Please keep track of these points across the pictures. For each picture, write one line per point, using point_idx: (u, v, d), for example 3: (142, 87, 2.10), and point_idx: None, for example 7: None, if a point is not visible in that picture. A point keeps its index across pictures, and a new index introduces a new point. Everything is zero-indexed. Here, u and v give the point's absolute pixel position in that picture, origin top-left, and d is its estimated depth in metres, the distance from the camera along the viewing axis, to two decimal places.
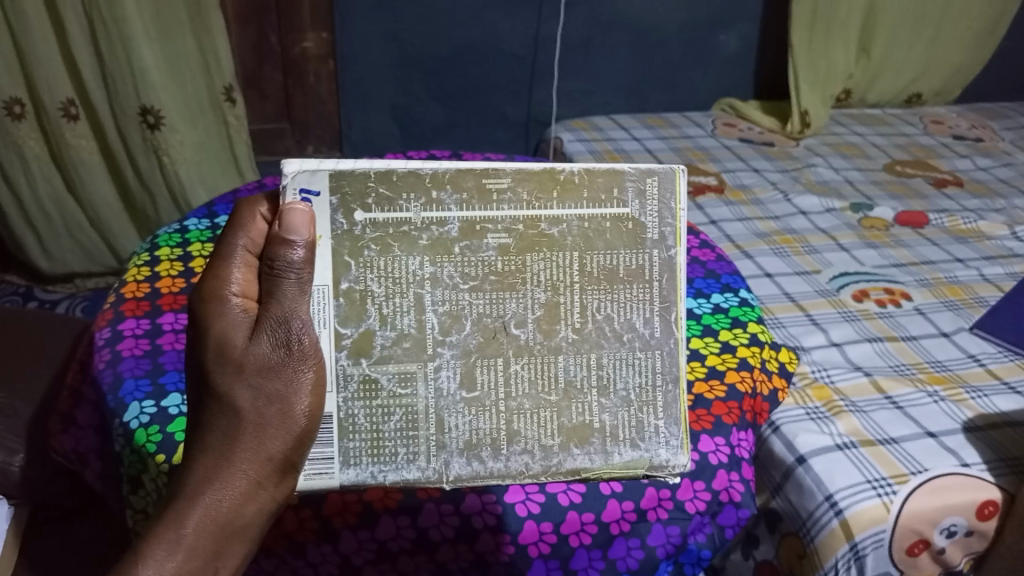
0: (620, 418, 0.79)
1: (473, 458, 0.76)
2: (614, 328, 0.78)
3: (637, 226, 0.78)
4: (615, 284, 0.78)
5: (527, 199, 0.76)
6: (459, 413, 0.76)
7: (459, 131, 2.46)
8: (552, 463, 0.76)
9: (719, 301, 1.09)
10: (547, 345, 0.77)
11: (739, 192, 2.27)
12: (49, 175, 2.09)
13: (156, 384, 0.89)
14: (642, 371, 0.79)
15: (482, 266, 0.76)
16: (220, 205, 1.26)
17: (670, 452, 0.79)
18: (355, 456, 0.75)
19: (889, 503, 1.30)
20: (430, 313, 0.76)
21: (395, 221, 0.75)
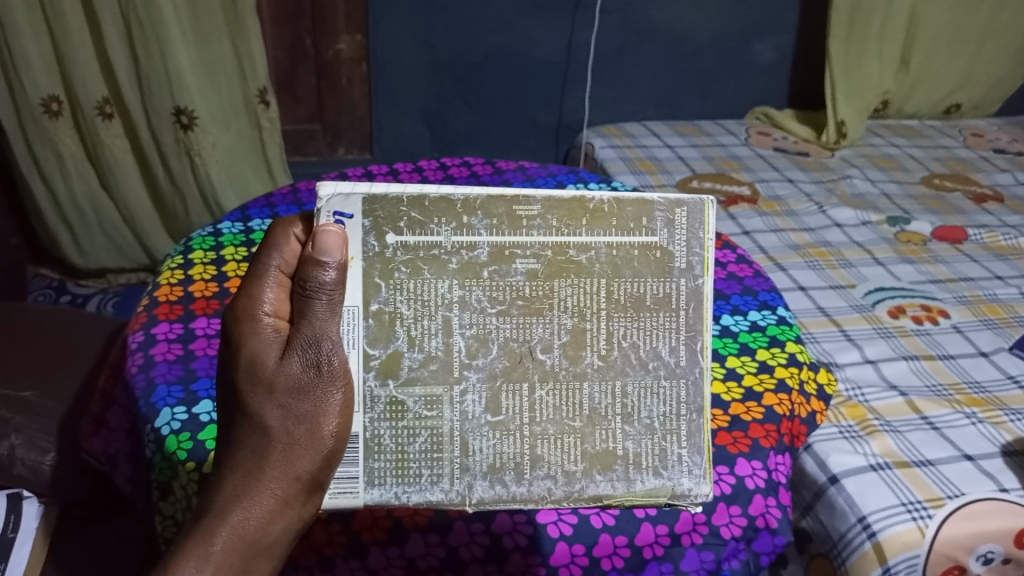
0: (644, 445, 0.77)
1: (496, 482, 0.75)
2: (640, 356, 0.76)
3: (665, 255, 0.76)
4: (641, 312, 0.76)
5: (556, 225, 0.75)
6: (484, 437, 0.75)
7: (490, 136, 2.45)
8: (574, 489, 0.75)
9: (756, 319, 1.05)
10: (572, 371, 0.75)
11: (773, 203, 2.24)
12: (83, 172, 2.11)
13: (188, 391, 0.89)
14: (667, 401, 0.77)
15: (510, 290, 0.75)
16: (254, 209, 1.24)
17: (693, 481, 0.77)
18: (379, 476, 0.74)
19: (924, 528, 1.27)
20: (457, 336, 0.74)
21: (425, 244, 0.74)
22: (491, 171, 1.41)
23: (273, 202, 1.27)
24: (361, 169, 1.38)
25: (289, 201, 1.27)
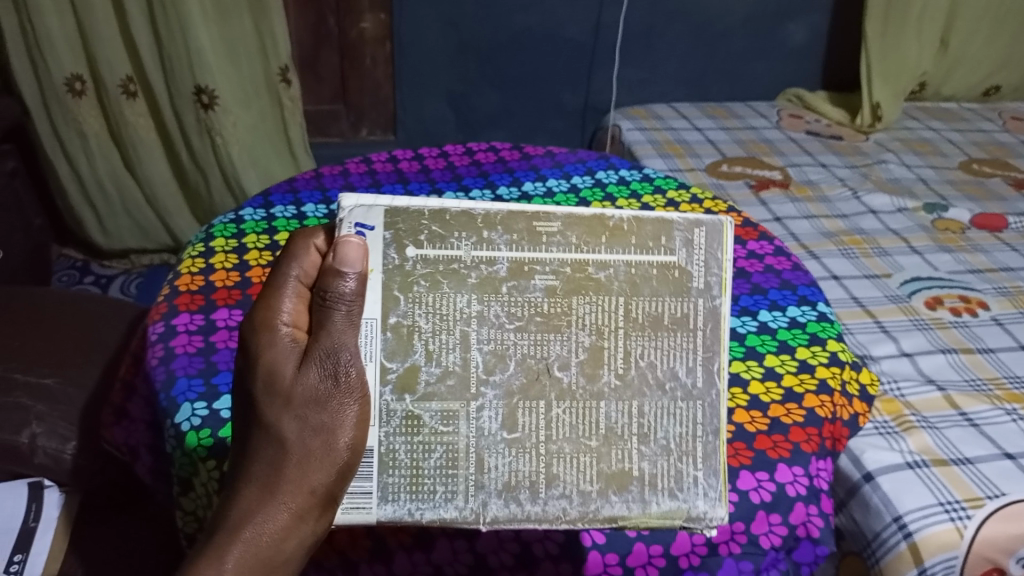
0: (660, 466, 0.73)
1: (511, 500, 0.71)
2: (657, 376, 0.73)
3: (683, 275, 0.73)
4: (659, 331, 0.73)
5: (576, 242, 0.72)
6: (500, 454, 0.71)
7: (515, 118, 2.40)
8: (589, 510, 0.72)
9: (795, 314, 1.01)
10: (589, 389, 0.72)
11: (805, 188, 2.18)
12: (107, 152, 2.10)
13: (209, 385, 0.86)
14: (682, 422, 0.73)
15: (528, 306, 0.72)
16: (276, 194, 1.21)
17: (708, 503, 0.74)
18: (394, 491, 0.71)
19: (962, 529, 1.22)
20: (476, 351, 0.71)
21: (446, 258, 0.71)
22: (518, 156, 1.37)
23: (297, 186, 1.24)
24: (385, 153, 1.35)
25: (313, 185, 1.24)
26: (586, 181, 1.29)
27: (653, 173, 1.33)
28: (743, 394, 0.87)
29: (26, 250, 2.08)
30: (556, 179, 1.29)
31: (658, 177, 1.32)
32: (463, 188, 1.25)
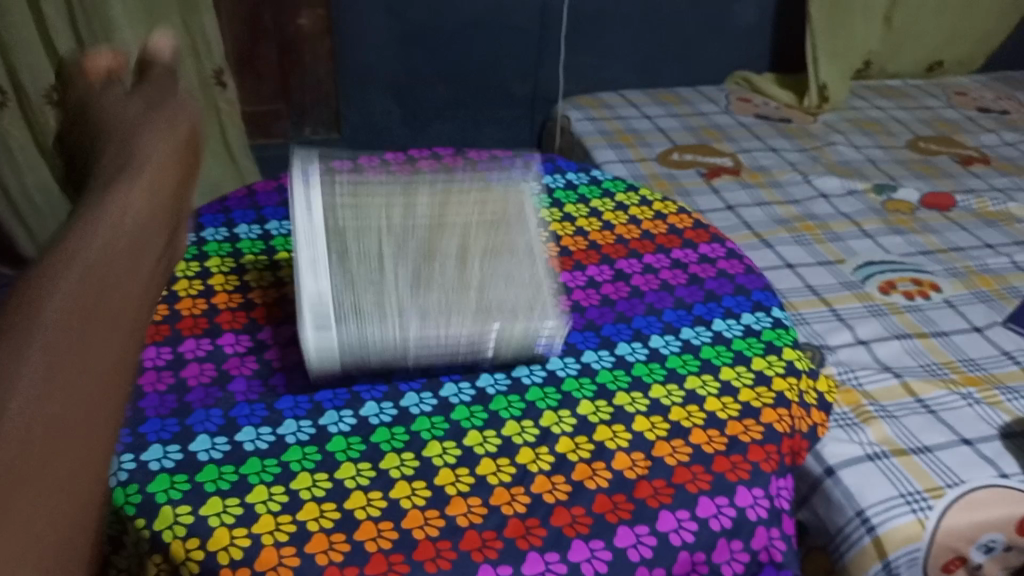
0: (508, 303, 0.88)
1: (425, 321, 0.84)
2: (501, 256, 0.94)
3: (506, 208, 1.01)
4: (500, 250, 0.95)
5: (445, 203, 1.01)
6: (413, 299, 0.86)
7: (462, 110, 2.34)
8: (479, 316, 0.86)
9: (749, 321, 0.98)
10: (465, 273, 0.91)
11: (756, 173, 2.17)
12: (35, 164, 1.96)
13: (137, 434, 0.80)
14: (506, 269, 0.91)
15: (422, 240, 0.95)
16: (207, 215, 1.14)
17: (551, 322, 0.88)
18: (343, 316, 0.82)
19: (924, 520, 1.22)
20: (392, 260, 0.91)
21: (366, 219, 0.96)
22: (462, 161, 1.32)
23: (228, 207, 1.16)
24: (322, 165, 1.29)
25: (246, 203, 1.18)
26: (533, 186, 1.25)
27: (602, 175, 1.29)
28: (698, 412, 0.84)
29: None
30: None
31: (607, 178, 1.28)
32: None
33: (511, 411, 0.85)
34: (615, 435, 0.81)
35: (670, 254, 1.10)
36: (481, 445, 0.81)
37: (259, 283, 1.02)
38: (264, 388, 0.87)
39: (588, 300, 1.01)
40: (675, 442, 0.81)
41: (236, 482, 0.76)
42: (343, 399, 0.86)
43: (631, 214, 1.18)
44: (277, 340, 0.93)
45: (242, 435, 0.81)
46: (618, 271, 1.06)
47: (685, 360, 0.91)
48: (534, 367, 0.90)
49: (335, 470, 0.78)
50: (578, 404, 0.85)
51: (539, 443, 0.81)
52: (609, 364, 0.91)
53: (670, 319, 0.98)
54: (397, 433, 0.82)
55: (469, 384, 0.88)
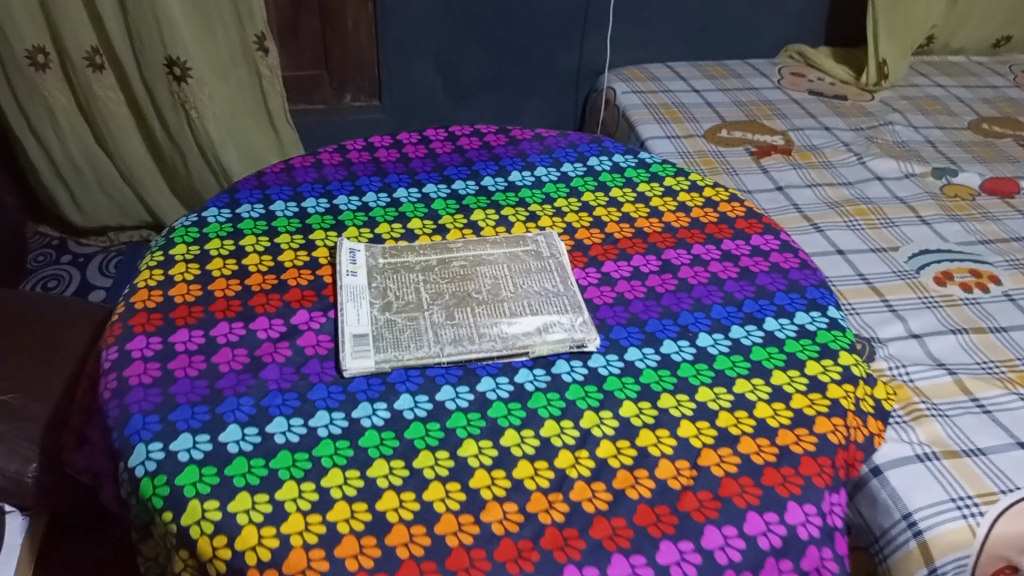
0: (545, 320, 0.91)
1: (459, 343, 0.88)
2: (533, 287, 0.95)
3: (536, 248, 1.01)
4: (529, 275, 0.97)
5: (480, 241, 1.02)
6: (447, 327, 0.90)
7: (504, 80, 2.27)
8: (511, 340, 0.88)
9: (804, 321, 0.93)
10: (493, 299, 0.93)
11: (808, 153, 2.08)
12: (77, 129, 1.95)
13: (167, 422, 0.79)
14: (545, 293, 0.94)
15: (452, 274, 0.97)
16: (242, 192, 1.11)
17: (583, 332, 0.89)
18: (382, 346, 0.87)
19: (975, 526, 1.10)
20: (425, 293, 0.94)
21: (401, 262, 0.99)
22: (505, 141, 1.27)
23: (265, 182, 1.14)
24: (361, 141, 1.26)
25: (282, 180, 1.15)
26: (578, 169, 1.20)
27: (650, 158, 1.23)
28: (748, 418, 0.80)
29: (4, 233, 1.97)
30: (546, 167, 1.21)
31: (656, 162, 1.23)
32: (446, 179, 1.17)
33: (550, 411, 0.81)
34: (658, 442, 0.78)
35: (720, 245, 1.04)
36: (518, 446, 0.78)
37: (294, 265, 0.98)
38: (296, 377, 0.84)
39: (634, 292, 0.96)
40: (723, 451, 0.77)
41: (268, 476, 0.74)
42: (377, 392, 0.83)
43: (679, 201, 1.13)
44: (311, 326, 0.90)
45: (272, 427, 0.79)
46: (665, 262, 1.01)
47: (734, 360, 0.87)
48: (575, 364, 0.87)
49: (368, 467, 0.75)
50: (620, 405, 0.82)
51: (579, 447, 0.77)
52: (655, 363, 0.87)
53: (719, 316, 0.93)
54: (432, 429, 0.79)
55: (507, 380, 0.85)
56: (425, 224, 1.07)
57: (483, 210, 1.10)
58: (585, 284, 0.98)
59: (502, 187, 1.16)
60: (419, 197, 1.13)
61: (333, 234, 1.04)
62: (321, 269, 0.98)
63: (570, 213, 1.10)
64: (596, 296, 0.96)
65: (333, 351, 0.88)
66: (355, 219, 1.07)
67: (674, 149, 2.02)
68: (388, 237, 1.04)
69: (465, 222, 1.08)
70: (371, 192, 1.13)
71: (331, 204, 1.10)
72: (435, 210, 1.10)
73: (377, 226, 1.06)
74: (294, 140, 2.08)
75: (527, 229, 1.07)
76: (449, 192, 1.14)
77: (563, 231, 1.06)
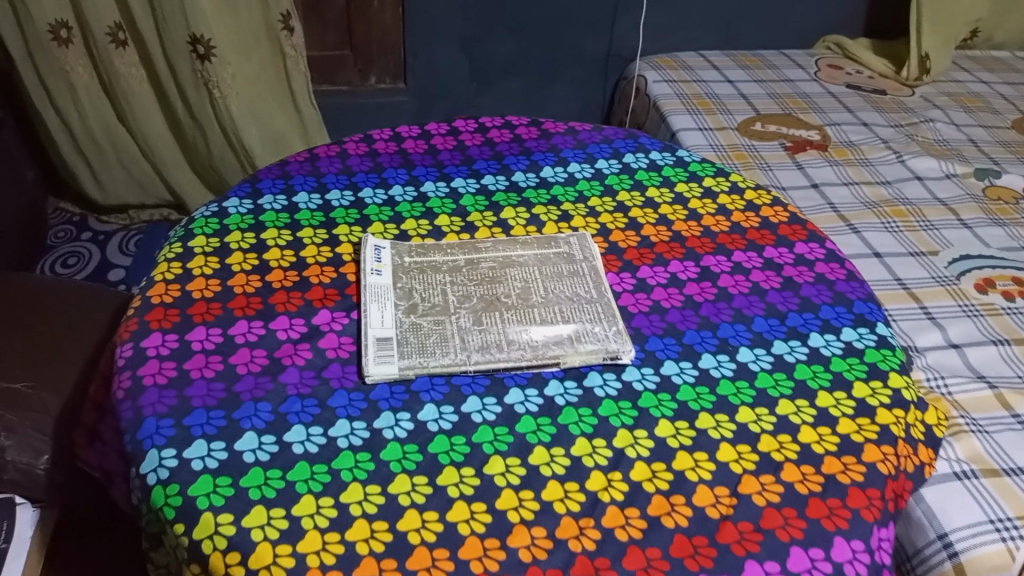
0: (578, 329, 0.86)
1: (487, 351, 0.83)
2: (566, 292, 0.91)
3: (569, 250, 0.97)
4: (562, 279, 0.93)
5: (511, 242, 0.98)
6: (475, 333, 0.85)
7: (531, 66, 2.18)
8: (541, 350, 0.83)
9: (851, 337, 0.88)
10: (524, 303, 0.89)
11: (844, 149, 2.00)
12: (98, 104, 1.91)
13: (181, 427, 0.75)
14: (579, 300, 0.90)
15: (481, 275, 0.93)
16: (265, 181, 1.08)
17: (618, 343, 0.85)
18: (407, 351, 0.83)
19: (1015, 550, 1.01)
20: (452, 295, 0.90)
21: (428, 261, 0.95)
22: (537, 134, 1.23)
23: (288, 172, 1.10)
24: (388, 130, 1.21)
25: (306, 169, 1.10)
26: (612, 166, 1.16)
27: (688, 157, 1.18)
28: (792, 443, 0.76)
29: (21, 206, 1.92)
30: (579, 163, 1.16)
31: (694, 161, 1.18)
32: (474, 173, 1.12)
33: (582, 427, 0.77)
34: (697, 466, 0.74)
35: (762, 252, 0.99)
36: (548, 465, 0.74)
37: (316, 261, 0.95)
38: (316, 382, 0.80)
39: (671, 301, 0.92)
40: (765, 478, 0.73)
41: (284, 489, 0.70)
42: (400, 400, 0.79)
43: (718, 204, 1.08)
44: (333, 327, 0.86)
45: (290, 435, 0.75)
46: (704, 269, 0.96)
47: (776, 378, 0.82)
48: (609, 377, 0.82)
49: (390, 483, 0.71)
50: (656, 424, 0.78)
51: (612, 468, 0.73)
52: (693, 378, 0.82)
53: (761, 329, 0.88)
54: (457, 442, 0.75)
55: (537, 392, 0.81)
56: (453, 221, 1.03)
57: (513, 207, 1.06)
58: (619, 290, 0.93)
59: (533, 184, 1.11)
60: (446, 191, 1.08)
61: (357, 230, 1.00)
62: (345, 266, 0.94)
63: (604, 213, 1.05)
64: (631, 304, 0.91)
65: (355, 355, 0.84)
66: (380, 214, 1.03)
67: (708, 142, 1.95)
68: (415, 234, 1.00)
69: (494, 219, 1.03)
70: (397, 185, 1.09)
71: (355, 197, 1.06)
72: (463, 206, 1.06)
73: (402, 221, 1.02)
74: (318, 122, 2.03)
75: (559, 229, 1.02)
76: (477, 187, 1.09)
77: (597, 232, 1.02)
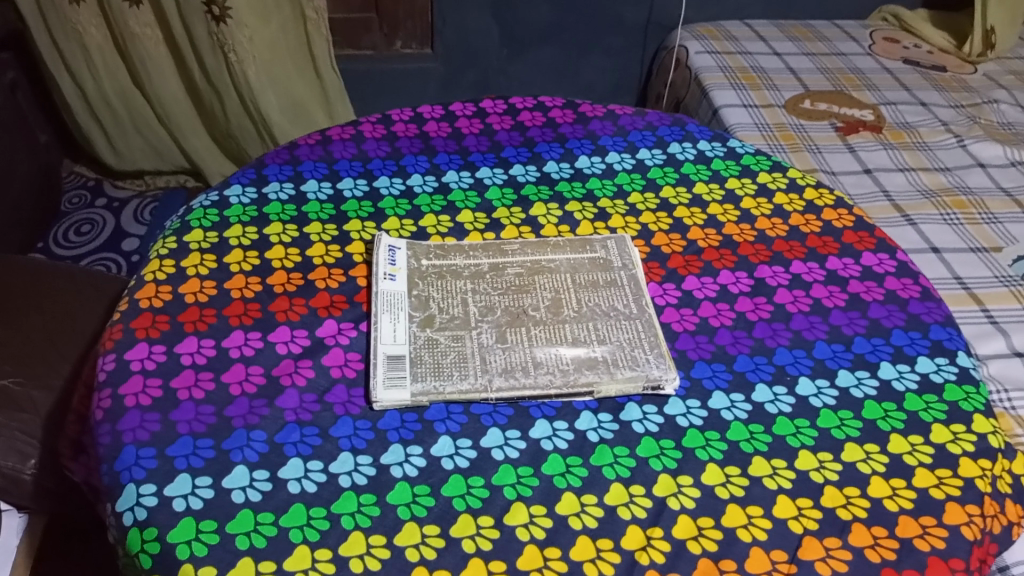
0: (616, 352, 0.75)
1: (512, 376, 0.73)
2: (602, 307, 0.80)
3: (607, 259, 0.85)
4: (598, 288, 0.82)
5: (540, 245, 0.87)
6: (498, 353, 0.75)
7: (565, 34, 1.95)
8: (572, 377, 0.73)
9: (927, 369, 0.77)
10: (554, 318, 0.79)
11: (901, 132, 1.66)
12: (113, 67, 1.77)
13: (164, 459, 0.66)
14: (617, 316, 0.79)
15: (507, 283, 0.82)
16: (272, 167, 0.98)
17: (662, 370, 0.74)
18: (421, 374, 0.73)
19: None
20: (473, 306, 0.80)
21: (449, 264, 0.85)
22: (573, 118, 1.11)
23: (298, 156, 1.00)
24: (409, 110, 1.11)
25: (317, 154, 1.00)
26: (655, 157, 1.05)
27: (741, 148, 1.07)
28: (860, 497, 0.66)
29: (31, 174, 1.78)
30: (618, 153, 1.05)
31: (747, 153, 1.07)
32: (502, 162, 1.02)
33: (617, 471, 0.67)
34: (750, 524, 0.64)
35: (824, 263, 0.88)
36: (578, 517, 0.64)
37: (324, 262, 0.85)
38: (317, 408, 0.71)
39: (720, 319, 0.81)
40: (829, 542, 0.63)
41: (275, 539, 0.61)
42: (411, 432, 0.70)
43: (775, 204, 0.97)
44: (339, 343, 0.77)
45: (285, 472, 0.66)
46: (759, 282, 0.86)
47: (841, 417, 0.72)
48: (649, 411, 0.72)
49: (396, 534, 0.62)
50: (703, 469, 0.68)
51: (651, 523, 0.64)
52: (744, 415, 0.72)
53: (823, 356, 0.78)
54: (475, 485, 0.66)
55: (566, 426, 0.71)
56: (477, 218, 0.92)
57: (544, 203, 0.95)
58: (662, 304, 0.82)
59: (567, 176, 1.00)
60: (471, 183, 0.98)
61: (371, 226, 0.90)
62: (356, 269, 0.85)
63: (646, 212, 0.95)
64: (675, 321, 0.81)
65: (363, 375, 0.74)
66: (397, 207, 0.93)
67: (751, 121, 1.64)
68: (435, 232, 0.90)
69: (523, 217, 0.93)
70: (417, 174, 0.99)
71: (370, 187, 0.96)
72: (489, 200, 0.95)
73: (422, 217, 0.92)
74: (341, 91, 1.84)
75: (595, 230, 0.91)
76: (506, 178, 0.99)
77: (638, 234, 0.91)
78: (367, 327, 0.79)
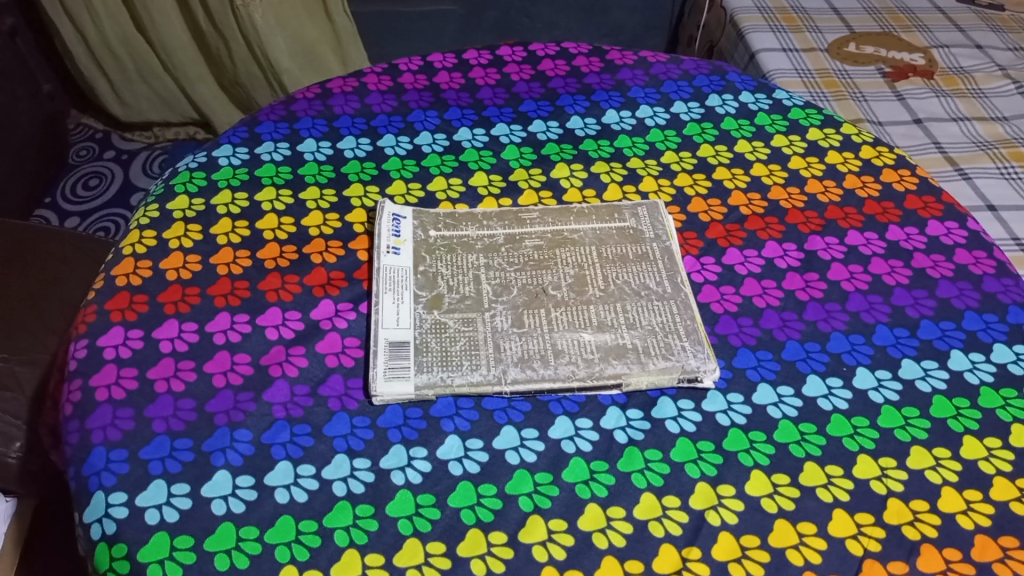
0: (649, 339, 0.66)
1: (530, 366, 0.64)
2: (632, 286, 0.70)
3: (638, 231, 0.76)
4: (628, 263, 0.72)
5: (561, 216, 0.77)
6: (514, 340, 0.66)
7: None
8: (597, 369, 0.64)
9: (1005, 358, 0.68)
10: (578, 298, 0.69)
11: (955, 78, 1.51)
12: (113, 10, 1.63)
13: (138, 463, 0.59)
14: (650, 297, 0.70)
15: (525, 258, 0.73)
16: (265, 125, 0.89)
17: (700, 360, 0.65)
18: (428, 362, 0.64)
19: None
20: (485, 285, 0.70)
21: (459, 236, 0.75)
22: (600, 67, 1.00)
23: (295, 112, 0.90)
24: (417, 59, 1.00)
25: (315, 110, 0.91)
26: (692, 111, 0.94)
27: (789, 100, 0.96)
28: (930, 514, 0.57)
29: (35, 123, 1.67)
30: (650, 106, 0.94)
31: (795, 107, 0.96)
32: (521, 117, 0.92)
33: (648, 479, 0.59)
34: (802, 544, 0.55)
35: (884, 233, 0.78)
36: (604, 534, 0.56)
37: (320, 234, 0.76)
38: (310, 403, 0.63)
39: (767, 299, 0.72)
40: (894, 567, 0.54)
41: (259, 559, 0.54)
42: (415, 431, 0.62)
43: (827, 164, 0.87)
44: (337, 329, 0.68)
45: (273, 478, 0.58)
46: (810, 255, 0.76)
47: (906, 416, 0.63)
48: (685, 407, 0.64)
49: (396, 553, 0.54)
50: (747, 478, 0.59)
51: (687, 542, 0.56)
52: (794, 413, 0.63)
53: (885, 343, 0.68)
54: (486, 494, 0.58)
55: (591, 425, 0.63)
56: (492, 180, 0.83)
57: (568, 163, 0.86)
58: (699, 280, 0.73)
59: (594, 132, 0.90)
60: (486, 141, 0.88)
61: (373, 191, 0.81)
62: (356, 241, 0.76)
63: (681, 173, 0.85)
64: (714, 301, 0.71)
65: (363, 363, 0.66)
66: (403, 168, 0.84)
67: (791, 66, 1.51)
68: (445, 198, 0.81)
69: (543, 180, 0.83)
70: (425, 132, 0.89)
71: (374, 146, 0.87)
72: (505, 160, 0.86)
73: (430, 180, 0.83)
74: (353, 35, 1.73)
75: (623, 195, 0.82)
76: (525, 136, 0.89)
77: (672, 199, 0.81)
78: (368, 308, 0.70)
